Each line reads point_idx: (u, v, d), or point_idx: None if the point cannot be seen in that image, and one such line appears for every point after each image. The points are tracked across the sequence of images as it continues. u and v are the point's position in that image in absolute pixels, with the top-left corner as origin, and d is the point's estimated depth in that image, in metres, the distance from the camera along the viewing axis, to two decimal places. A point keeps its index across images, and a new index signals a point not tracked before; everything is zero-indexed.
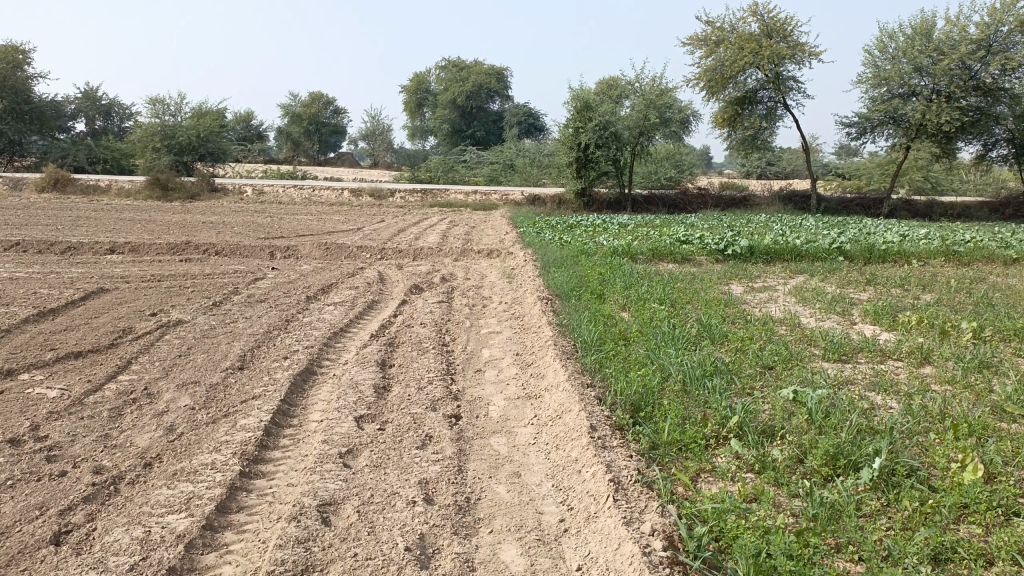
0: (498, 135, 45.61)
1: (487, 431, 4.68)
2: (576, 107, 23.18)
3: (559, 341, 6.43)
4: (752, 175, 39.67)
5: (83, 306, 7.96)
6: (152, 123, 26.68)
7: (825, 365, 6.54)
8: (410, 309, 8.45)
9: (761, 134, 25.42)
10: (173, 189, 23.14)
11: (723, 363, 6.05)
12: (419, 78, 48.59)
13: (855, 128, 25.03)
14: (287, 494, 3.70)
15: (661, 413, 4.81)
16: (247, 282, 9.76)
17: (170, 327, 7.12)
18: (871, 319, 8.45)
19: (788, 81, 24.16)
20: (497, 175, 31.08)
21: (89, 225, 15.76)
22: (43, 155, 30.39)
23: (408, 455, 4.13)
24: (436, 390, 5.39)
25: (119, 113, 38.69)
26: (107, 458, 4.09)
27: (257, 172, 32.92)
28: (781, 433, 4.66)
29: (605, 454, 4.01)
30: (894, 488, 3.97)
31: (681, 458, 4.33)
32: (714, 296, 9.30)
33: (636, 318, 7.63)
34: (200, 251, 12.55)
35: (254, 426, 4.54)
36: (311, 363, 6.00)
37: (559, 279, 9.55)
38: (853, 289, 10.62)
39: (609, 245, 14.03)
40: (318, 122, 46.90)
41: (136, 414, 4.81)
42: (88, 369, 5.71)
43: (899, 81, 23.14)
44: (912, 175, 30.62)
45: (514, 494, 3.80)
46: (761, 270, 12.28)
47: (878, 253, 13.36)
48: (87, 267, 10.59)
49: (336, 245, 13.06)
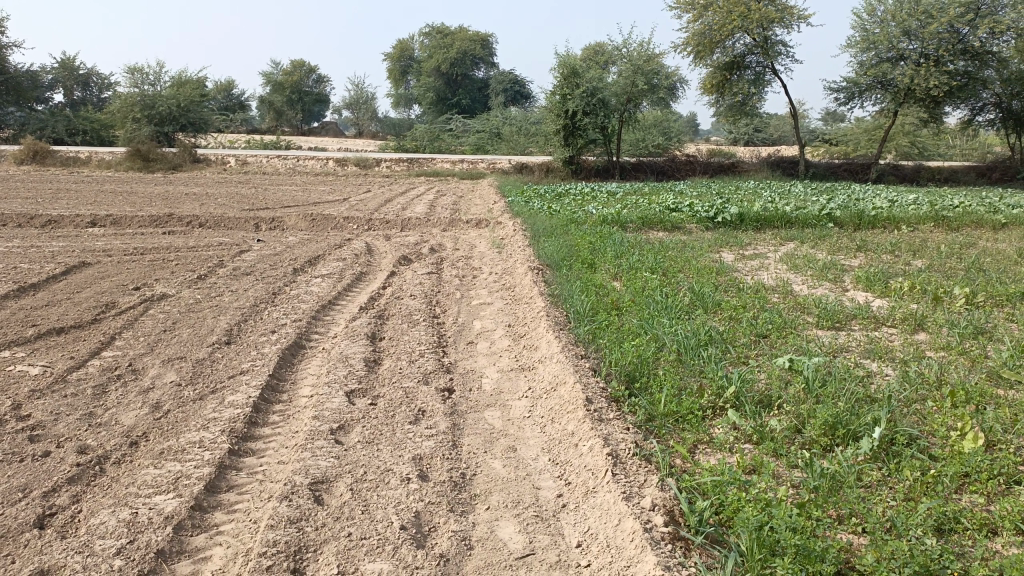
0: (484, 103, 45.11)
1: (480, 404, 4.60)
2: (563, 73, 22.87)
3: (552, 312, 6.34)
4: (740, 142, 39.49)
5: (65, 280, 7.79)
6: (131, 92, 26.15)
7: (819, 333, 6.49)
8: (399, 280, 8.33)
9: (749, 99, 25.19)
10: (155, 160, 22.75)
11: (717, 332, 5.99)
12: (403, 45, 47.89)
13: (844, 93, 24.79)
14: (278, 473, 3.61)
15: (657, 383, 4.75)
16: (233, 255, 9.59)
17: (154, 301, 6.97)
18: (863, 285, 8.41)
19: (777, 46, 23.93)
20: (483, 143, 30.75)
21: (70, 198, 15.46)
22: (21, 126, 29.81)
23: (401, 430, 4.05)
24: (428, 363, 5.30)
25: (97, 82, 37.94)
26: (92, 437, 3.98)
27: (241, 143, 32.46)
28: (778, 403, 4.61)
29: (602, 426, 3.93)
30: (894, 457, 3.93)
31: (678, 430, 4.27)
32: (706, 264, 9.23)
33: (628, 287, 7.55)
34: (183, 223, 12.34)
35: (242, 403, 4.44)
36: (300, 336, 5.89)
37: (549, 248, 9.44)
38: (844, 255, 10.57)
39: (598, 213, 13.90)
40: (300, 91, 46.17)
41: (121, 391, 4.70)
42: (71, 345, 5.57)
43: (888, 45, 22.91)
44: (899, 140, 30.57)
45: (510, 469, 3.73)
46: (751, 237, 12.22)
47: (868, 218, 13.31)
48: (68, 241, 10.39)
49: (322, 216, 12.86)
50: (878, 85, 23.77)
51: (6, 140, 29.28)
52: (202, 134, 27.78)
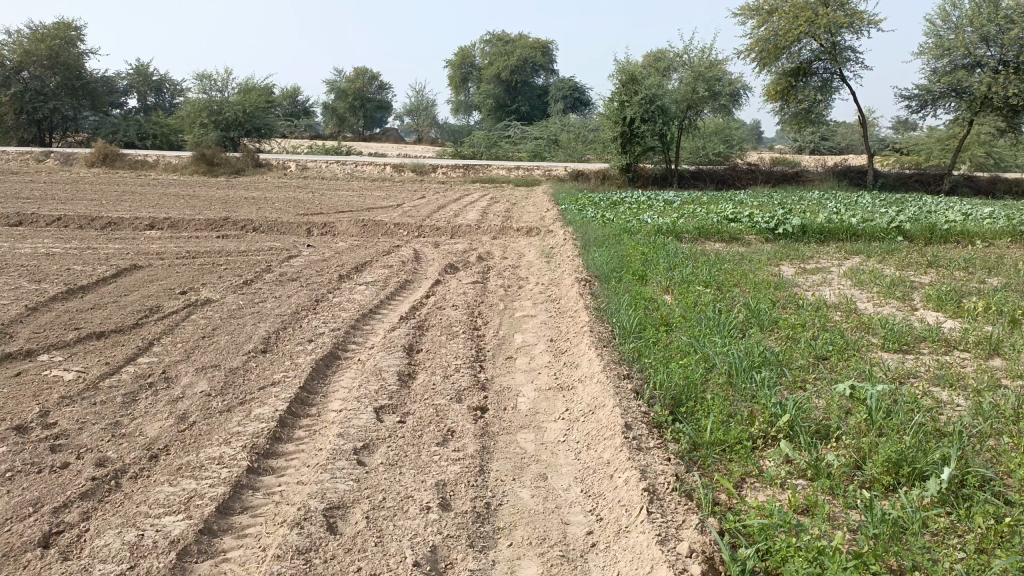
0: (542, 110, 44.96)
1: (514, 426, 4.36)
2: (621, 80, 22.52)
3: (596, 327, 6.07)
4: (805, 151, 38.36)
5: (114, 284, 7.85)
6: (199, 98, 26.82)
7: (884, 356, 6.07)
8: (444, 289, 8.16)
9: (815, 106, 24.37)
10: (218, 165, 23.23)
11: (772, 353, 5.63)
12: (464, 53, 48.16)
13: (916, 101, 23.79)
14: (294, 495, 3.44)
15: (704, 408, 4.45)
16: (281, 259, 9.59)
17: (197, 307, 6.95)
18: (933, 304, 7.89)
19: (845, 52, 23.14)
20: (541, 150, 30.54)
21: (134, 201, 15.85)
22: (95, 130, 30.87)
23: (427, 452, 3.84)
24: (463, 378, 5.09)
25: (170, 89, 39.13)
26: (113, 449, 3.90)
27: (302, 148, 32.97)
28: (837, 435, 4.26)
29: (640, 456, 3.65)
30: (965, 501, 3.53)
31: (724, 461, 3.97)
32: (763, 278, 8.82)
33: (680, 301, 7.23)
34: (237, 227, 12.46)
35: (268, 416, 4.30)
36: (336, 346, 5.75)
37: (599, 259, 9.14)
38: (913, 271, 9.99)
39: (653, 222, 13.54)
40: (363, 98, 46.80)
41: (150, 399, 4.62)
42: (109, 351, 5.55)
43: (963, 51, 21.92)
44: (975, 150, 29.23)
45: (538, 500, 3.48)
46: (814, 250, 11.71)
47: (940, 232, 12.62)
48: (124, 243, 10.54)
49: (373, 221, 12.83)
50: (952, 93, 22.79)
51: (81, 143, 30.37)
52: (266, 139, 28.33)
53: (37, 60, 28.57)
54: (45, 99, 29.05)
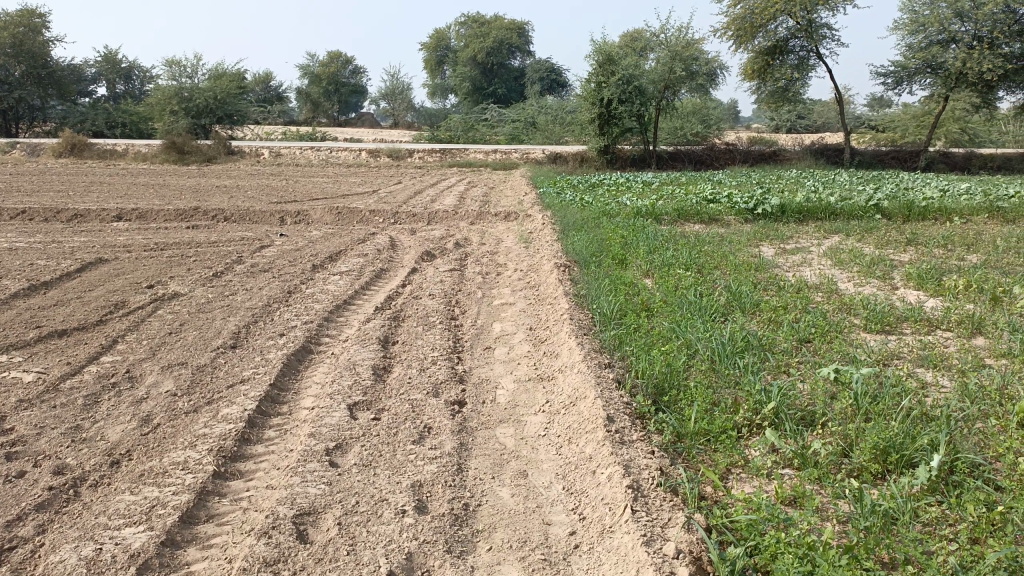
0: (519, 92, 44.60)
1: (493, 420, 4.23)
2: (598, 61, 22.31)
3: (576, 315, 5.94)
4: (782, 130, 38.38)
5: (78, 279, 7.59)
6: (169, 85, 26.24)
7: (868, 337, 6.00)
8: (420, 277, 7.98)
9: (792, 85, 24.30)
10: (190, 153, 22.75)
11: (755, 337, 5.54)
12: (439, 35, 47.63)
13: (892, 78, 23.79)
14: (263, 500, 3.29)
15: (687, 397, 4.33)
16: (253, 250, 9.35)
17: (165, 301, 6.73)
18: (914, 283, 7.83)
19: (821, 29, 23.11)
20: (518, 133, 30.29)
21: (102, 191, 15.45)
22: (62, 120, 30.14)
23: (402, 451, 3.69)
24: (440, 371, 4.93)
25: (139, 76, 38.31)
26: (72, 455, 3.71)
27: (276, 134, 32.44)
28: (823, 422, 4.16)
29: (623, 451, 3.53)
30: (955, 489, 3.44)
31: (709, 452, 3.86)
32: (744, 260, 8.73)
33: (661, 285, 7.11)
34: (208, 217, 12.17)
35: (236, 417, 4.12)
36: (309, 340, 5.58)
37: (578, 244, 8.98)
38: (893, 250, 9.94)
39: (632, 204, 13.43)
40: (337, 82, 46.15)
41: (114, 401, 4.43)
42: (71, 350, 5.32)
43: (938, 27, 21.90)
44: (950, 126, 29.21)
45: (518, 500, 3.35)
46: (793, 229, 11.64)
47: (918, 209, 12.60)
48: (91, 236, 10.23)
49: (348, 209, 12.58)
50: (928, 69, 22.78)
51: (47, 133, 29.64)
52: (238, 126, 27.82)
53: (1, 48, 27.76)
54: (9, 89, 28.29)
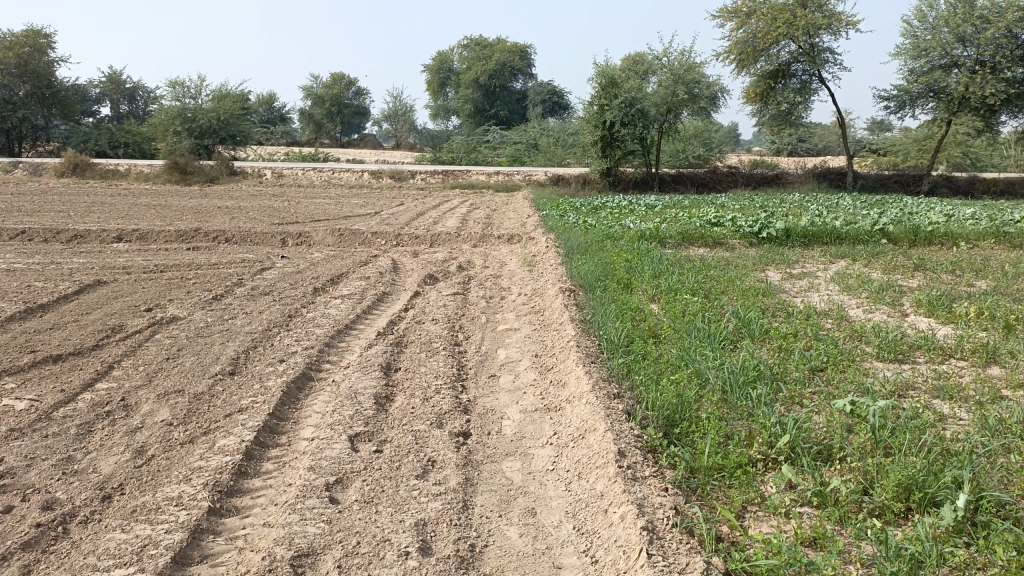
0: (521, 114, 44.78)
1: (499, 453, 4.08)
2: (601, 83, 22.36)
3: (582, 342, 5.82)
4: (783, 153, 38.45)
5: (76, 301, 7.47)
6: (172, 106, 26.31)
7: (880, 366, 5.86)
8: (422, 301, 7.87)
9: (795, 108, 24.32)
10: (192, 173, 22.72)
11: (766, 366, 5.41)
12: (441, 57, 47.93)
13: (894, 102, 23.81)
14: (260, 540, 3.15)
15: (699, 430, 4.19)
16: (254, 272, 9.25)
17: (163, 325, 6.60)
18: (924, 310, 7.71)
19: (823, 53, 23.18)
20: (520, 155, 30.34)
21: (103, 211, 15.38)
22: (65, 140, 30.17)
23: (405, 487, 3.55)
24: (444, 401, 4.79)
25: (143, 96, 38.45)
26: (62, 489, 3.57)
27: (279, 155, 32.47)
28: (841, 457, 4.02)
29: (636, 488, 3.39)
30: (984, 529, 3.29)
31: (724, 488, 3.72)
32: (750, 285, 8.61)
33: (667, 311, 6.99)
34: (209, 238, 12.08)
35: (233, 449, 3.98)
36: (309, 367, 5.45)
37: (583, 267, 8.87)
38: (901, 275, 9.83)
39: (636, 228, 13.35)
40: (340, 104, 46.34)
41: (108, 430, 4.29)
42: (65, 376, 5.19)
43: (940, 51, 21.95)
44: (951, 150, 29.52)
45: (527, 540, 3.21)
46: (799, 254, 11.55)
47: (924, 234, 12.50)
48: (90, 257, 10.13)
49: (350, 230, 12.50)
50: (930, 93, 22.81)
51: (50, 153, 29.65)
52: (241, 146, 27.86)
53: (6, 68, 27.83)
54: (13, 108, 28.33)
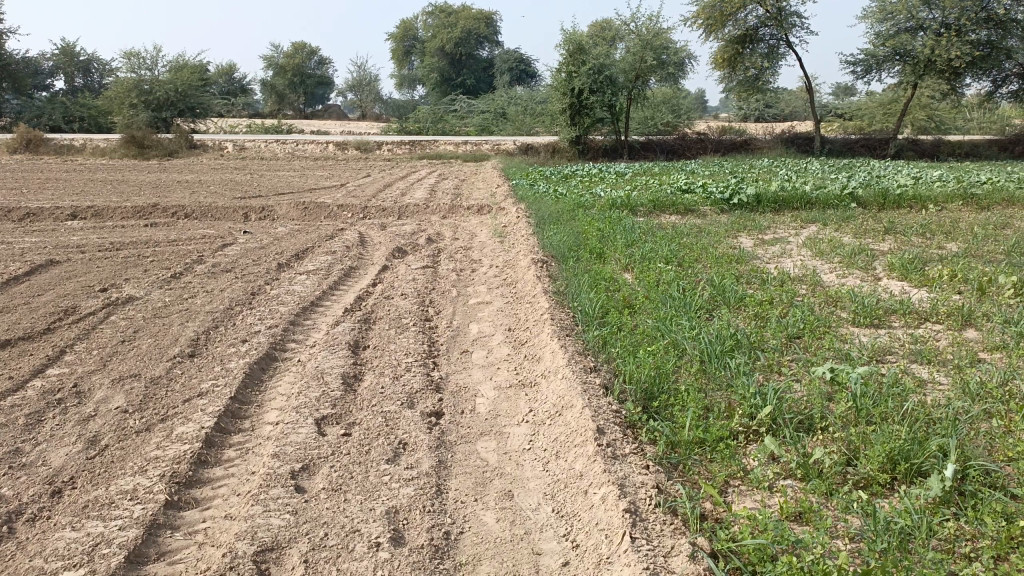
0: (488, 83, 44.18)
1: (473, 433, 3.92)
2: (568, 50, 22.05)
3: (556, 314, 5.66)
4: (751, 118, 38.45)
5: (27, 282, 7.12)
6: (128, 78, 25.42)
7: (857, 332, 5.79)
8: (391, 275, 7.65)
9: (762, 74, 24.12)
10: (151, 147, 22.01)
11: (744, 335, 5.31)
12: (405, 25, 47.01)
13: (861, 66, 23.81)
14: (221, 535, 2.97)
15: (679, 402, 4.07)
16: (215, 248, 8.94)
17: (119, 306, 6.31)
18: (897, 274, 7.67)
19: (791, 17, 23.06)
20: (488, 124, 29.95)
21: (58, 188, 14.82)
22: (17, 115, 28.99)
23: (375, 473, 3.38)
24: (415, 379, 4.61)
25: (98, 68, 37.15)
26: (8, 485, 3.33)
27: (242, 127, 31.64)
28: (823, 426, 3.94)
29: (616, 467, 3.26)
30: (970, 499, 3.22)
31: (706, 462, 3.61)
32: (724, 252, 8.51)
33: (641, 280, 6.87)
34: (168, 214, 11.68)
35: (192, 436, 3.77)
36: (273, 346, 5.23)
37: (555, 237, 8.69)
38: (872, 239, 9.82)
39: (607, 196, 13.19)
40: (302, 74, 45.31)
41: (59, 419, 4.04)
42: (13, 363, 4.90)
43: (906, 14, 21.99)
44: (916, 113, 29.65)
45: (505, 525, 3.07)
46: (770, 219, 11.50)
47: (893, 197, 12.50)
48: (43, 236, 9.72)
49: (315, 203, 12.16)
50: (896, 57, 22.81)
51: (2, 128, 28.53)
52: (201, 119, 27.08)
53: None
54: None
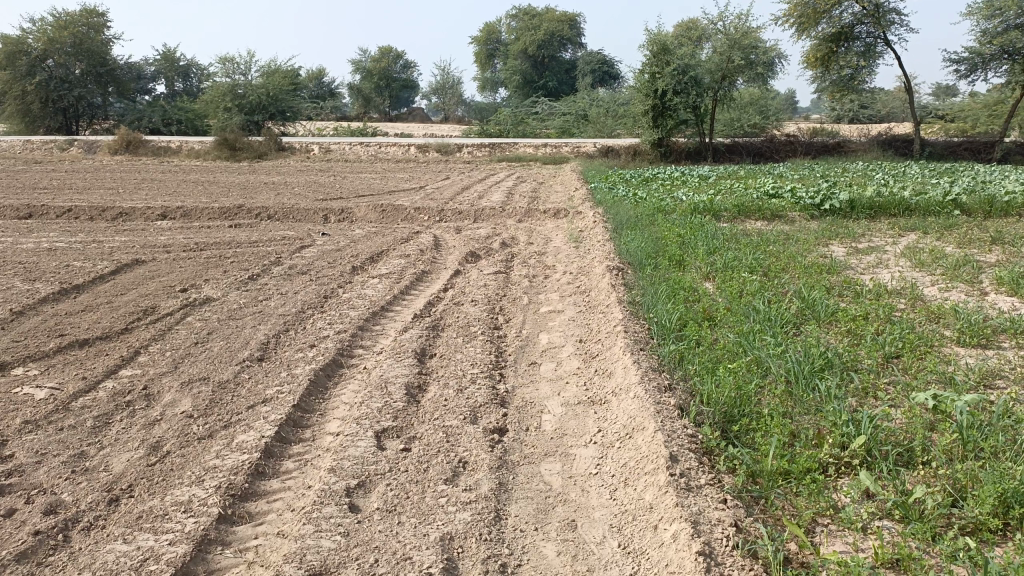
0: (570, 85, 43.88)
1: (537, 454, 3.72)
2: (652, 51, 21.59)
3: (631, 326, 5.40)
4: (844, 120, 36.90)
5: (111, 281, 7.32)
6: (222, 83, 26.34)
7: (962, 353, 5.29)
8: (463, 281, 7.52)
9: (858, 73, 23.06)
10: (242, 149, 22.74)
11: (835, 354, 4.92)
12: (488, 28, 47.22)
13: (965, 64, 22.38)
14: (271, 554, 2.87)
15: (761, 428, 3.76)
16: (293, 250, 9.03)
17: (195, 307, 6.38)
18: (1005, 288, 7.04)
19: (889, 14, 21.90)
20: (569, 126, 29.70)
21: (152, 188, 15.41)
22: (120, 118, 30.49)
23: (432, 494, 3.22)
24: (479, 393, 4.43)
25: (197, 73, 38.73)
26: (68, 491, 3.33)
27: (328, 130, 32.37)
28: (925, 461, 3.56)
29: (689, 499, 3.00)
30: None
31: (790, 497, 3.30)
32: (813, 261, 8.02)
33: (723, 291, 6.53)
34: (251, 215, 11.95)
35: (251, 446, 3.70)
36: (340, 353, 5.16)
37: (633, 244, 8.38)
38: (977, 249, 9.10)
39: (689, 200, 12.76)
40: (387, 77, 46.17)
41: (126, 423, 4.04)
42: (88, 363, 4.99)
43: (1016, 10, 20.53)
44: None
45: (565, 560, 2.85)
46: (864, 226, 10.85)
47: (1001, 205, 11.58)
48: (133, 235, 10.06)
49: (392, 206, 12.18)
50: (1004, 55, 21.38)
51: (107, 131, 30.06)
52: (290, 122, 27.84)
53: (61, 47, 28.23)
54: (69, 87, 28.62)
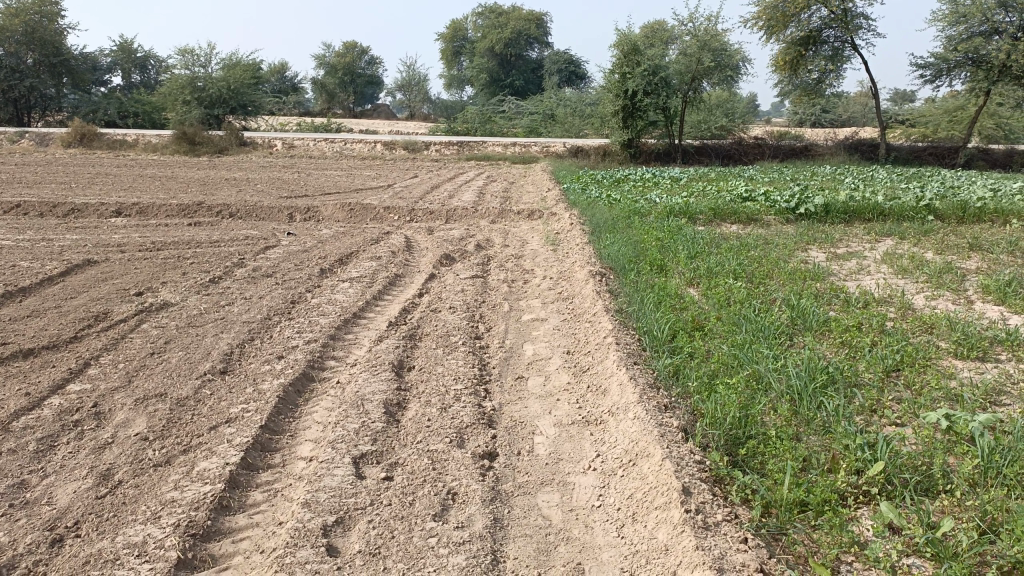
0: (537, 84, 43.67)
1: (533, 483, 3.41)
2: (622, 51, 21.42)
3: (621, 337, 5.11)
4: (808, 123, 37.30)
5: (61, 284, 6.80)
6: (182, 75, 25.48)
7: (961, 367, 5.08)
8: (438, 285, 7.18)
9: (827, 77, 23.16)
10: (201, 144, 22.01)
11: (836, 368, 4.67)
12: (455, 26, 46.76)
13: (930, 70, 22.62)
14: None
15: (771, 451, 3.48)
16: (257, 251, 8.58)
17: (152, 313, 5.94)
18: (992, 297, 6.92)
19: (857, 19, 22.02)
20: (536, 126, 29.43)
21: (106, 184, 14.72)
22: (74, 110, 29.39)
23: (420, 533, 2.89)
24: (465, 412, 4.10)
25: (155, 65, 37.56)
26: (3, 530, 2.92)
27: (291, 126, 31.63)
28: (948, 489, 3.30)
29: (709, 542, 2.72)
30: None
31: (811, 532, 3.02)
32: (796, 267, 7.82)
33: (710, 298, 6.28)
34: (212, 212, 11.42)
35: (214, 475, 3.31)
36: (311, 365, 4.78)
37: (613, 248, 8.11)
38: (956, 256, 9.01)
39: (664, 202, 12.57)
40: (352, 73, 45.43)
41: (73, 446, 3.62)
42: (33, 376, 4.54)
43: (980, 18, 20.76)
44: (983, 121, 27.78)
45: None
46: (841, 231, 10.73)
47: (974, 211, 11.56)
48: (84, 233, 9.50)
49: (361, 205, 11.76)
50: (968, 62, 21.63)
51: (60, 123, 28.92)
52: (252, 117, 27.12)
53: (12, 35, 27.06)
54: (20, 77, 27.49)
